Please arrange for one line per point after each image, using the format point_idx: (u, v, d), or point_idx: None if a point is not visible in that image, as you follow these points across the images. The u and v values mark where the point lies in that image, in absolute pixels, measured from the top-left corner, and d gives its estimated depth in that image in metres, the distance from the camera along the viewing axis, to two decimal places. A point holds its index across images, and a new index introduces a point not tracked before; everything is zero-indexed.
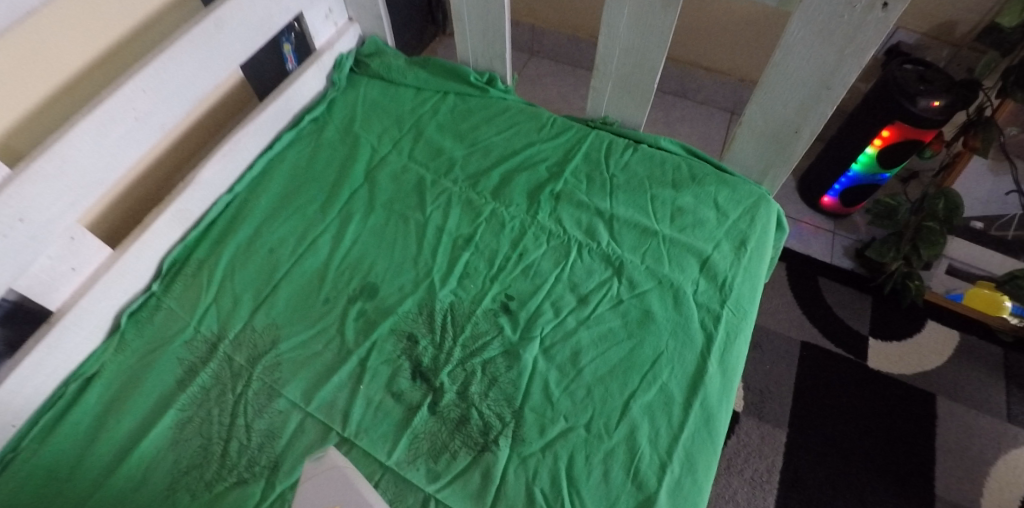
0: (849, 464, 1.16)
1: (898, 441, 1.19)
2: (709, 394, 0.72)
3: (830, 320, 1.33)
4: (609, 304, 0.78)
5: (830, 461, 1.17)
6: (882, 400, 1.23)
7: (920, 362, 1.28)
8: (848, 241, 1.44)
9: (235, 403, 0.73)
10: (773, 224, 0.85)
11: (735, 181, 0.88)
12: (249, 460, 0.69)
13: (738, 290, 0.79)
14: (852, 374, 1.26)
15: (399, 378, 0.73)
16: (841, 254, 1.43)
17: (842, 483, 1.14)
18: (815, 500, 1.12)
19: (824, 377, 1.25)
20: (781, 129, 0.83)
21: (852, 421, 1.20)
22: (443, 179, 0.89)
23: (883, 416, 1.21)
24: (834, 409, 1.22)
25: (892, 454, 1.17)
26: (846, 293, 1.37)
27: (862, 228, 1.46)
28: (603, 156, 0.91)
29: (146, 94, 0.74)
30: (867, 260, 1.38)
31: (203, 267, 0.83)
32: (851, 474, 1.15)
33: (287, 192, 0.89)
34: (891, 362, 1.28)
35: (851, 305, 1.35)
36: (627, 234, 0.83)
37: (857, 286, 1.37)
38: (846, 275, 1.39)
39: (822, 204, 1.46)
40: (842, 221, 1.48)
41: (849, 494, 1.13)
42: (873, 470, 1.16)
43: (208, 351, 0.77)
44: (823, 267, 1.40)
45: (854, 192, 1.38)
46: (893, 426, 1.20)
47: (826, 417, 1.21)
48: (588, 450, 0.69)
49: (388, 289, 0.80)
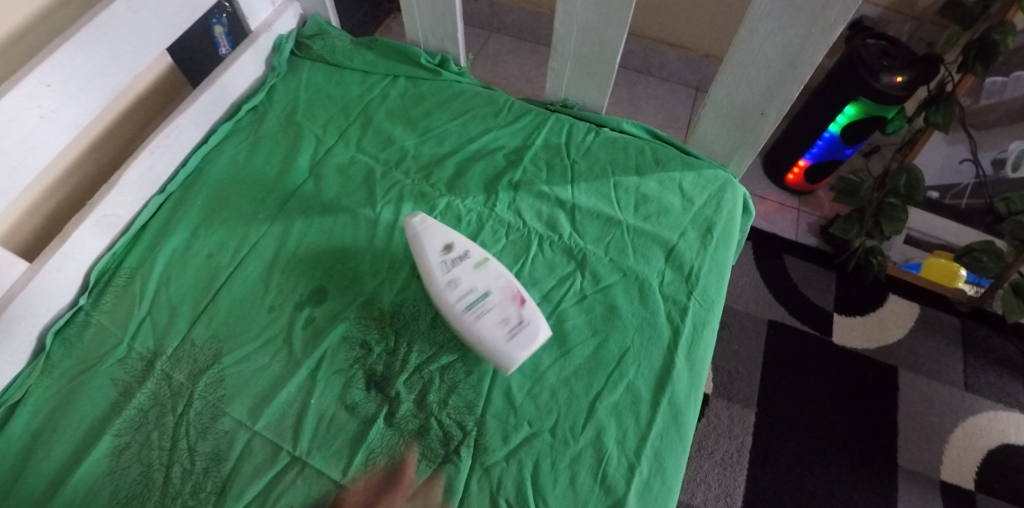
0: (816, 441, 1.17)
1: (863, 416, 1.19)
2: (677, 390, 0.69)
3: (795, 299, 1.32)
4: (572, 300, 0.74)
5: (797, 439, 1.17)
6: (847, 376, 1.23)
7: (882, 336, 1.29)
8: (812, 218, 1.44)
9: (176, 425, 0.68)
10: (739, 209, 0.82)
11: (700, 165, 0.85)
12: (194, 487, 0.65)
13: (704, 281, 0.76)
14: (817, 352, 1.26)
15: (352, 389, 0.69)
16: (805, 231, 1.43)
17: (810, 460, 1.15)
18: (784, 480, 1.13)
19: (790, 356, 1.25)
20: (747, 111, 0.80)
21: (819, 399, 1.21)
22: (394, 171, 0.84)
23: (848, 392, 1.22)
24: (801, 387, 1.22)
25: (857, 430, 1.18)
26: (811, 270, 1.36)
27: (825, 205, 1.46)
28: (563, 142, 0.87)
29: (51, 89, 0.66)
30: (831, 237, 1.38)
31: (136, 276, 0.76)
32: (818, 451, 1.16)
33: (225, 190, 0.82)
34: (855, 337, 1.28)
35: (816, 282, 1.35)
36: (590, 225, 0.79)
37: (821, 263, 1.37)
38: (811, 252, 1.39)
39: (787, 181, 1.45)
40: (806, 198, 1.47)
41: (817, 471, 1.14)
42: (839, 446, 1.16)
43: (144, 369, 0.71)
44: (788, 245, 1.39)
45: (819, 169, 1.37)
46: (858, 401, 1.21)
47: (793, 396, 1.21)
48: (555, 456, 0.66)
49: (339, 293, 0.75)
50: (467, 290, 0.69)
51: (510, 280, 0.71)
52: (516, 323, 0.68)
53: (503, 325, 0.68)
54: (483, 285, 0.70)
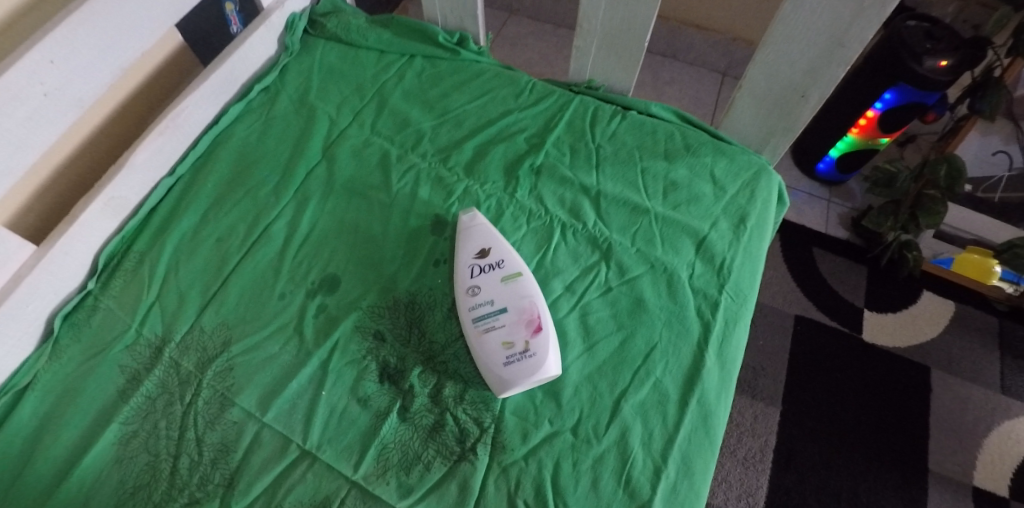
0: (844, 442, 1.12)
1: (893, 417, 1.14)
2: (706, 390, 0.65)
3: (824, 294, 1.27)
4: (597, 292, 0.70)
5: (824, 440, 1.12)
6: (877, 375, 1.18)
7: (914, 334, 1.23)
8: (843, 210, 1.38)
9: (184, 414, 0.65)
10: (774, 198, 0.77)
11: (732, 150, 0.80)
12: (201, 479, 0.62)
13: (737, 274, 0.72)
14: (846, 350, 1.21)
15: (364, 381, 0.66)
16: (835, 224, 1.37)
17: (837, 462, 1.10)
18: (809, 481, 1.08)
19: (817, 353, 1.20)
20: (786, 93, 0.75)
21: (847, 399, 1.16)
22: (410, 154, 0.80)
23: (878, 391, 1.17)
24: (828, 386, 1.17)
25: (887, 431, 1.13)
26: (841, 264, 1.31)
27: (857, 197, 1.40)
28: (588, 125, 0.82)
29: (54, 65, 0.63)
30: (862, 230, 1.32)
31: (144, 261, 0.74)
32: (845, 453, 1.11)
33: (235, 172, 0.79)
34: (887, 335, 1.23)
35: (846, 276, 1.29)
36: (615, 213, 0.75)
37: (852, 257, 1.32)
38: (841, 246, 1.33)
39: (816, 171, 1.39)
40: (837, 189, 1.41)
41: (844, 473, 1.09)
42: (868, 447, 1.12)
43: (152, 356, 0.68)
44: (817, 238, 1.34)
45: (852, 158, 1.31)
46: (888, 401, 1.16)
47: (820, 395, 1.16)
48: (576, 456, 0.62)
49: (352, 281, 0.71)
50: (485, 303, 0.67)
51: (533, 301, 0.67)
52: (520, 350, 0.64)
53: (506, 349, 0.65)
54: (503, 300, 0.67)
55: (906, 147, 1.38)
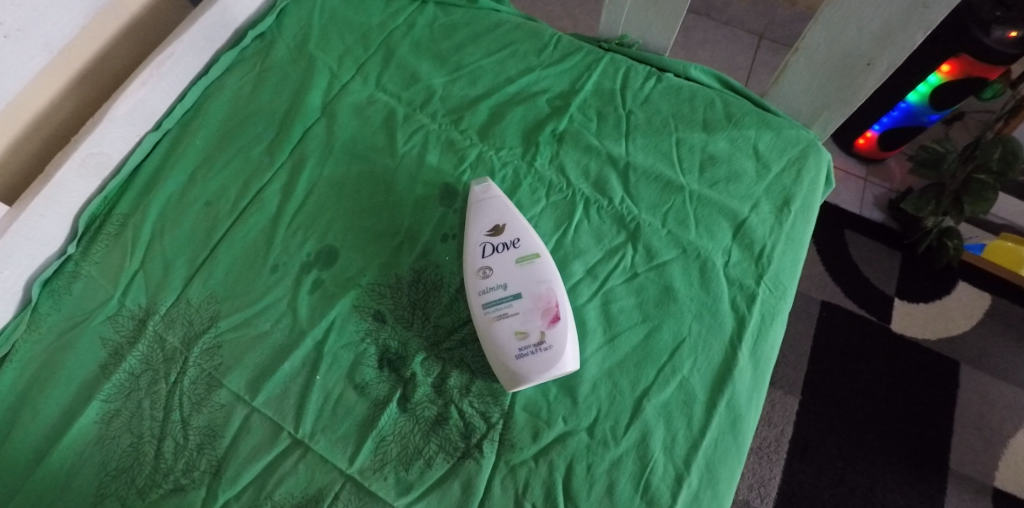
0: (863, 434, 1.07)
1: (916, 410, 1.09)
2: (738, 392, 0.59)
3: (853, 280, 1.19)
4: (621, 278, 0.64)
5: (842, 431, 1.07)
6: (903, 365, 1.12)
7: (945, 326, 1.16)
8: (881, 191, 1.27)
9: (169, 394, 0.60)
10: (822, 179, 0.69)
11: (779, 123, 0.71)
12: (187, 465, 0.58)
13: (778, 264, 0.64)
14: (872, 338, 1.14)
15: (362, 366, 0.60)
16: (870, 205, 1.26)
17: (855, 455, 1.05)
18: (824, 474, 1.04)
19: (842, 341, 1.14)
20: (850, 60, 0.67)
21: (870, 389, 1.10)
22: (418, 113, 0.72)
23: (903, 383, 1.11)
24: (851, 375, 1.11)
25: (909, 424, 1.07)
26: (874, 249, 1.22)
27: (897, 177, 1.28)
28: (618, 87, 0.73)
29: (18, 7, 0.58)
30: (900, 214, 1.22)
31: (127, 225, 0.67)
32: (863, 446, 1.06)
33: (227, 128, 0.72)
34: (917, 326, 1.15)
35: (878, 262, 1.20)
36: (645, 189, 0.68)
37: (887, 241, 1.22)
38: (875, 229, 1.23)
39: (854, 146, 1.27)
40: (876, 167, 1.29)
41: (860, 466, 1.04)
42: (887, 441, 1.06)
43: (135, 329, 0.63)
44: (850, 220, 1.24)
45: (893, 137, 1.19)
46: (913, 394, 1.10)
47: (842, 384, 1.10)
48: (591, 459, 0.57)
49: (352, 255, 0.65)
50: (497, 287, 0.60)
51: (551, 287, 0.60)
52: (535, 342, 0.58)
53: (519, 340, 0.58)
54: (517, 285, 0.60)
55: (952, 127, 1.25)
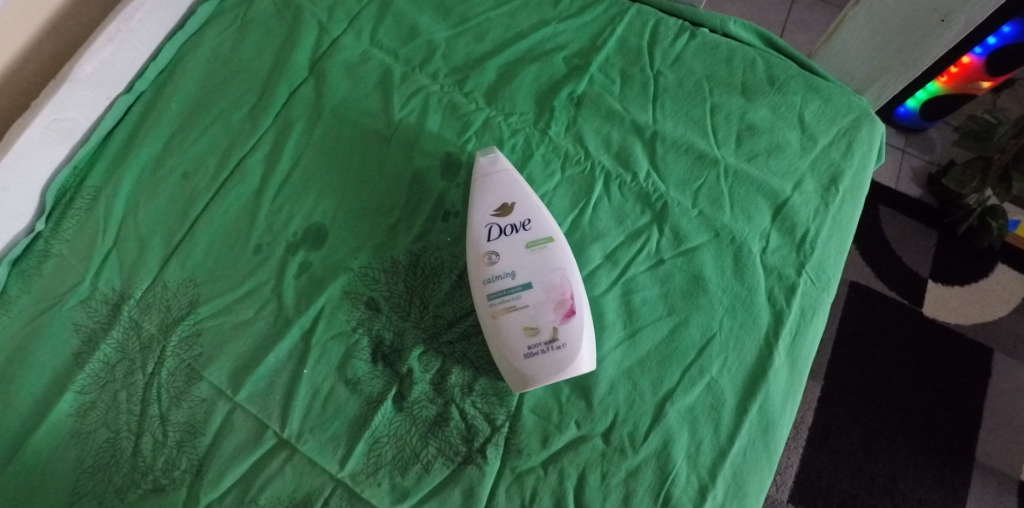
0: (886, 422, 0.96)
1: (946, 397, 0.97)
2: (771, 395, 0.53)
3: (885, 261, 1.05)
4: (645, 265, 0.57)
5: (865, 419, 0.96)
6: (934, 348, 1.00)
7: (980, 312, 1.02)
8: (919, 163, 1.10)
9: (147, 386, 0.56)
10: (873, 153, 0.61)
11: (829, 88, 0.62)
12: (167, 464, 0.53)
13: (822, 251, 0.57)
14: (900, 319, 1.01)
15: (354, 359, 0.55)
16: (907, 179, 1.10)
17: (876, 443, 0.95)
18: (843, 463, 0.94)
19: (868, 322, 1.01)
20: (921, 16, 0.60)
21: (897, 375, 0.98)
22: (417, 72, 0.64)
23: (933, 368, 0.99)
24: (875, 358, 0.99)
25: (936, 411, 0.96)
26: (910, 226, 1.07)
27: (939, 148, 1.10)
28: (646, 44, 0.64)
29: None
30: (939, 188, 1.06)
31: (99, 198, 0.61)
32: (886, 433, 0.95)
33: (204, 91, 0.64)
34: (953, 311, 1.02)
35: (912, 241, 1.06)
36: (674, 162, 0.60)
37: (924, 218, 1.07)
38: (910, 203, 1.08)
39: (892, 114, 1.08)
40: (915, 136, 1.11)
41: (882, 455, 0.94)
42: (912, 431, 0.96)
43: (110, 315, 0.58)
44: (884, 194, 1.09)
45: (938, 105, 1.01)
46: (944, 380, 0.98)
47: (866, 370, 0.98)
48: (606, 467, 0.51)
49: (342, 236, 0.59)
50: (505, 275, 0.53)
51: (566, 276, 0.53)
52: (546, 340, 0.51)
53: (529, 336, 0.52)
54: (527, 274, 0.53)
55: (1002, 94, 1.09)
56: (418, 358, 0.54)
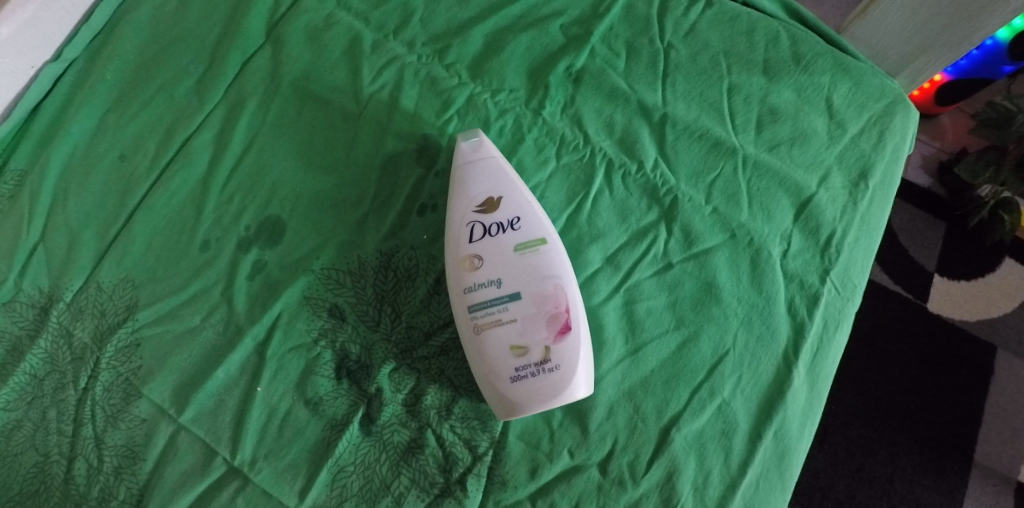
0: (886, 420, 0.83)
1: (950, 393, 0.84)
2: (788, 420, 0.47)
3: (886, 252, 0.89)
4: (650, 270, 0.50)
5: (864, 418, 0.83)
6: (939, 341, 0.86)
7: (986, 309, 0.87)
8: (927, 150, 0.92)
9: (79, 403, 0.48)
10: (908, 143, 0.53)
11: (860, 68, 0.54)
12: (103, 493, 0.46)
13: (848, 256, 0.50)
14: (902, 309, 0.87)
15: (315, 376, 0.48)
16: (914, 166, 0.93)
17: (876, 442, 0.82)
18: (841, 463, 0.82)
19: (869, 313, 0.87)
20: None
21: (901, 370, 0.85)
22: (390, 39, 0.55)
23: (937, 363, 0.85)
24: (880, 350, 0.85)
25: (938, 408, 0.83)
26: (917, 216, 0.90)
27: (952, 134, 0.92)
28: (656, 11, 0.56)
29: None
30: (950, 178, 0.88)
31: (24, 184, 0.53)
32: (885, 431, 0.83)
33: (145, 58, 0.56)
34: (957, 306, 0.87)
35: (919, 231, 0.90)
36: (685, 150, 0.52)
37: (930, 207, 0.90)
38: (914, 191, 0.91)
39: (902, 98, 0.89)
40: (924, 120, 0.93)
41: (881, 456, 0.82)
42: (914, 430, 0.83)
43: (37, 320, 0.50)
44: None
45: (952, 94, 0.84)
46: (948, 375, 0.84)
47: (866, 365, 0.85)
48: (602, 501, 0.45)
49: (300, 232, 0.51)
50: (490, 283, 0.46)
51: (560, 284, 0.46)
52: (537, 361, 0.45)
53: (517, 356, 0.45)
54: (514, 282, 0.46)
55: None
56: (384, 378, 0.48)
